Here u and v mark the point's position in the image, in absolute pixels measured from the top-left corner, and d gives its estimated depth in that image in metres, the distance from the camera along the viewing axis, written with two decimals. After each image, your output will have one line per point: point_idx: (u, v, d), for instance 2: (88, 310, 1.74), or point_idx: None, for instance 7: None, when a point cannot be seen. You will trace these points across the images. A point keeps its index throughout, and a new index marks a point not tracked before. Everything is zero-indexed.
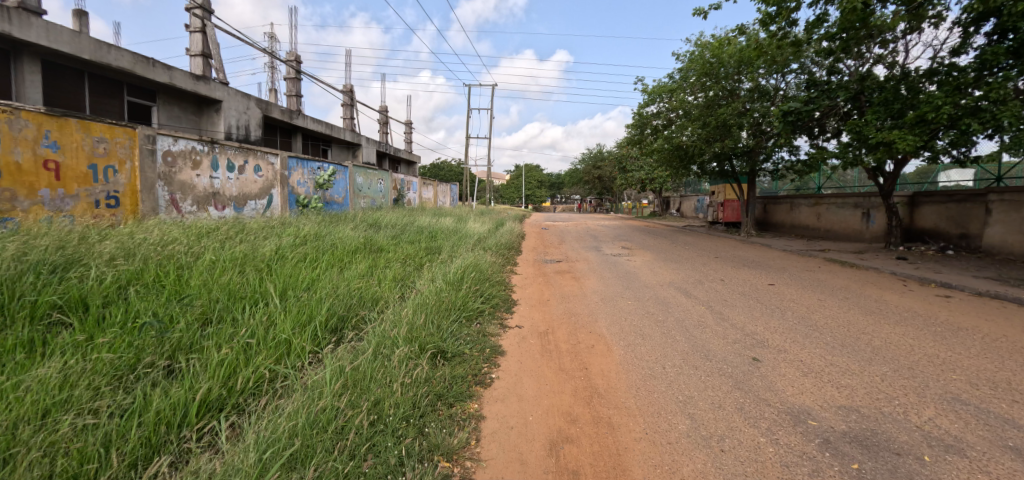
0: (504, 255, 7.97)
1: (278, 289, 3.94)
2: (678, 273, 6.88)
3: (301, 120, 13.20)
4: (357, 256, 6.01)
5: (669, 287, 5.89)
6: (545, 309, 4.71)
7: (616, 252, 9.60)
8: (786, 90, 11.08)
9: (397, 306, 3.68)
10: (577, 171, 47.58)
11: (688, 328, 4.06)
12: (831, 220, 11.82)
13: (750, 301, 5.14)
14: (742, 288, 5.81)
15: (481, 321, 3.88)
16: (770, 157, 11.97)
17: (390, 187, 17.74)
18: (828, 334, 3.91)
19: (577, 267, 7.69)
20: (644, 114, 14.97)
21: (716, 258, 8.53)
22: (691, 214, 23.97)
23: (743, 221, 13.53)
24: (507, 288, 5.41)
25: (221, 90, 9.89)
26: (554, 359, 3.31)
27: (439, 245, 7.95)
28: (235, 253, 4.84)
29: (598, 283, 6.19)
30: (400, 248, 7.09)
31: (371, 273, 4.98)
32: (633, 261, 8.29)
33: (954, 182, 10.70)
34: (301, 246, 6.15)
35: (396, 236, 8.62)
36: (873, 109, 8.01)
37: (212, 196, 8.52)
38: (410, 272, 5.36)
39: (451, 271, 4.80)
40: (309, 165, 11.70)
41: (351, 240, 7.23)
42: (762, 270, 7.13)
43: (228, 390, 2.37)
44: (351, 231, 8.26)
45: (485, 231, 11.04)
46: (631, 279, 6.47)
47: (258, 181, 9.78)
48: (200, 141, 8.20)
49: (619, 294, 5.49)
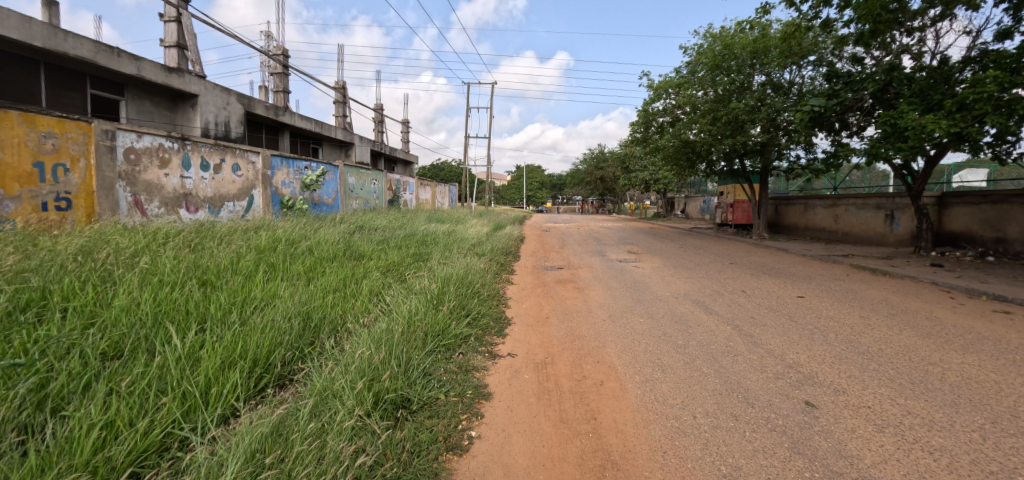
0: (500, 262, 7.24)
1: (215, 313, 3.26)
2: (693, 283, 6.16)
3: (288, 118, 12.56)
4: (331, 266, 5.31)
5: (685, 300, 5.18)
6: (543, 330, 4.02)
7: (621, 258, 8.87)
8: (801, 83, 10.38)
9: (358, 337, 3.00)
10: (579, 172, 46.76)
11: (716, 357, 3.34)
12: (850, 222, 11.11)
13: (781, 318, 4.42)
14: (769, 302, 5.08)
15: (465, 351, 3.19)
16: (783, 155, 11.26)
17: (385, 188, 17.04)
18: (888, 367, 3.20)
19: (580, 275, 6.97)
20: (650, 110, 14.23)
21: (732, 264, 7.80)
22: (697, 215, 23.21)
23: (755, 223, 12.80)
24: (500, 303, 4.70)
25: (197, 83, 9.26)
26: (553, 403, 2.61)
27: (428, 252, 7.23)
28: (180, 266, 4.15)
29: (604, 295, 5.46)
30: (383, 256, 6.37)
31: (340, 288, 4.29)
32: (641, 268, 7.58)
33: (975, 183, 10.07)
34: (268, 253, 5.44)
35: (383, 240, 7.93)
36: (906, 101, 7.26)
37: (182, 197, 7.85)
38: (388, 286, 4.66)
39: (433, 286, 4.11)
40: (295, 164, 11.02)
41: (330, 245, 6.51)
42: (786, 279, 6.41)
43: (89, 473, 1.69)
44: (333, 236, 7.57)
45: (481, 234, 10.32)
46: (641, 289, 5.74)
47: (237, 181, 9.09)
48: (169, 138, 7.51)
49: (629, 309, 4.78)
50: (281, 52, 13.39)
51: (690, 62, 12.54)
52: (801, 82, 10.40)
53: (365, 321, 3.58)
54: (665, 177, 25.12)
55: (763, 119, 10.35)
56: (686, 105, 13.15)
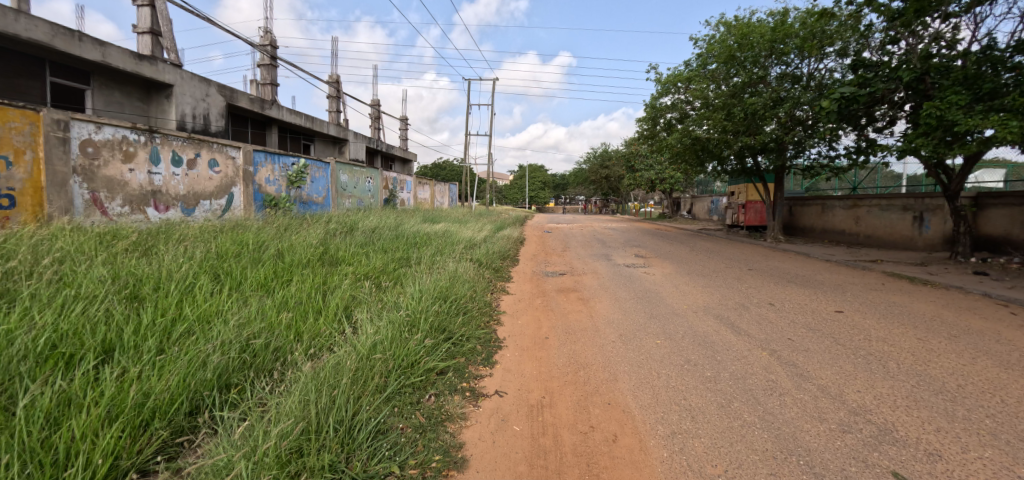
0: (496, 269, 6.54)
1: (127, 343, 2.61)
2: (711, 294, 5.46)
3: (276, 112, 11.94)
4: (298, 274, 4.65)
5: (707, 315, 4.49)
6: (540, 355, 3.33)
7: (628, 262, 8.16)
8: (822, 76, 9.65)
9: (297, 379, 2.33)
10: (582, 172, 45.98)
11: (758, 399, 2.67)
12: (872, 224, 10.40)
13: (824, 341, 3.73)
14: (804, 318, 4.39)
15: (438, 391, 2.51)
16: (801, 153, 10.52)
17: (380, 187, 16.38)
18: (980, 413, 2.51)
19: (584, 282, 6.26)
20: (657, 105, 13.49)
21: (751, 271, 7.09)
22: (704, 216, 22.47)
23: (769, 225, 12.07)
24: (490, 320, 4.00)
25: (172, 72, 8.63)
26: (550, 475, 1.91)
27: (415, 256, 6.54)
28: (107, 278, 3.49)
29: (612, 308, 4.76)
30: (364, 261, 5.68)
31: (300, 304, 3.63)
32: (651, 275, 6.88)
33: (988, 183, 9.59)
34: (228, 259, 4.77)
35: (368, 243, 7.28)
36: (952, 90, 6.47)
37: (150, 194, 7.19)
38: (359, 300, 3.99)
39: (409, 302, 3.43)
40: (280, 160, 10.36)
41: (304, 249, 5.84)
42: (816, 290, 5.72)
43: None
44: (313, 236, 6.91)
45: (478, 235, 9.64)
46: (654, 302, 5.04)
47: (214, 178, 8.41)
48: (134, 129, 6.84)
49: (642, 326, 4.09)
50: (269, 43, 12.73)
51: (701, 54, 11.80)
52: (823, 74, 9.67)
53: (318, 351, 2.92)
54: (671, 177, 24.36)
55: (782, 114, 9.60)
56: (696, 100, 12.42)
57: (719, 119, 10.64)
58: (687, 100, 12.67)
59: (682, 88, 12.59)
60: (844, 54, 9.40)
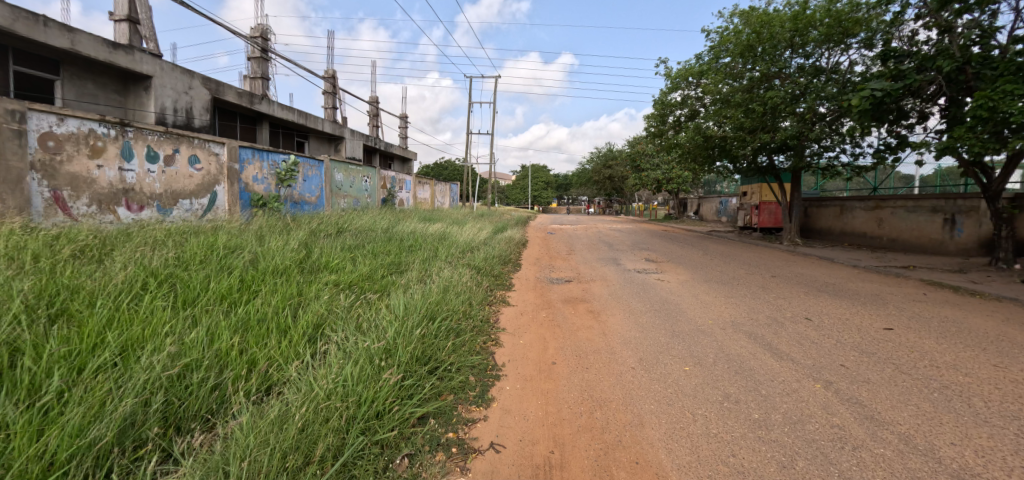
0: (496, 276, 5.94)
1: (17, 383, 2.04)
2: (737, 306, 4.85)
3: (266, 107, 11.41)
4: (269, 283, 4.09)
5: (738, 334, 3.89)
6: (546, 389, 2.74)
7: (640, 268, 7.54)
8: (846, 68, 9.01)
9: (222, 440, 1.75)
10: (585, 172, 45.31)
11: (829, 456, 2.08)
12: (897, 227, 9.79)
13: (884, 369, 3.14)
14: (851, 338, 3.80)
15: (414, 450, 1.92)
16: (822, 151, 9.88)
17: (378, 186, 15.80)
18: None
19: (592, 291, 5.65)
20: (667, 101, 12.86)
21: (775, 278, 6.46)
22: (713, 217, 21.83)
23: (785, 227, 11.43)
24: (487, 341, 3.41)
25: (151, 63, 8.10)
26: None
27: (406, 262, 5.94)
28: (27, 292, 2.93)
29: (627, 324, 4.17)
30: (348, 268, 5.09)
31: (262, 323, 3.08)
32: (666, 282, 6.28)
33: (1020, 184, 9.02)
34: (189, 267, 4.19)
35: (358, 246, 6.70)
36: (1003, 79, 5.83)
37: (122, 193, 6.64)
38: (334, 315, 3.42)
39: (389, 324, 2.84)
40: (269, 157, 9.79)
41: (283, 253, 5.26)
42: (854, 301, 5.11)
43: None
44: (297, 239, 6.33)
45: (478, 237, 9.05)
46: (673, 316, 4.44)
47: (195, 176, 7.86)
48: (103, 122, 6.29)
49: (665, 347, 3.50)
50: (260, 35, 12.15)
51: (715, 46, 11.14)
52: (847, 67, 9.03)
53: (266, 393, 2.33)
54: (678, 177, 23.69)
55: (803, 108, 8.98)
56: (710, 95, 11.77)
57: (737, 116, 9.87)
58: (699, 95, 12.03)
59: (694, 83, 11.95)
60: (871, 45, 8.76)
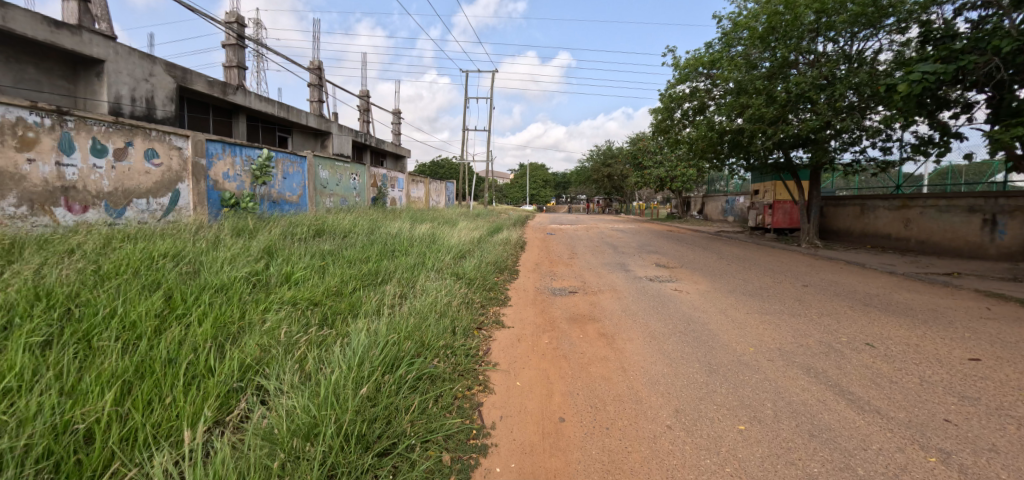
0: (490, 288, 5.12)
1: None
2: (778, 327, 4.05)
3: (242, 98, 10.64)
4: (205, 301, 3.35)
5: (792, 368, 3.09)
6: (553, 470, 1.92)
7: (651, 275, 6.72)
8: (878, 52, 8.19)
9: None
10: (585, 171, 44.41)
11: None
12: (927, 228, 9.02)
13: (1005, 427, 2.36)
14: (938, 376, 3.01)
15: None
16: (846, 146, 9.08)
17: (367, 184, 14.93)
18: None
19: (602, 305, 4.84)
20: (675, 94, 12.01)
21: (808, 288, 5.67)
22: (718, 218, 21.04)
23: (802, 229, 10.64)
24: (475, 388, 2.59)
25: (102, 46, 7.51)
26: None
27: (385, 271, 5.10)
28: None
29: (650, 354, 3.35)
30: (312, 281, 4.25)
31: (168, 368, 2.35)
32: (685, 293, 5.47)
33: None
34: (101, 284, 3.37)
35: (333, 252, 5.86)
36: None
37: (60, 191, 5.79)
38: (272, 347, 2.67)
39: (330, 380, 2.02)
40: (243, 152, 8.93)
41: (235, 262, 4.43)
42: (914, 320, 4.33)
43: None
44: (260, 244, 5.48)
45: (472, 240, 8.21)
46: (705, 341, 3.64)
47: (153, 172, 6.99)
48: (35, 110, 5.44)
49: (704, 392, 2.69)
50: (237, 21, 11.24)
51: (727, 33, 10.33)
52: (875, 56, 8.21)
53: None
54: (683, 175, 22.84)
55: (828, 98, 8.18)
56: (723, 86, 10.90)
57: (758, 104, 8.86)
58: (710, 87, 11.19)
59: (704, 74, 11.10)
60: (903, 32, 8.05)
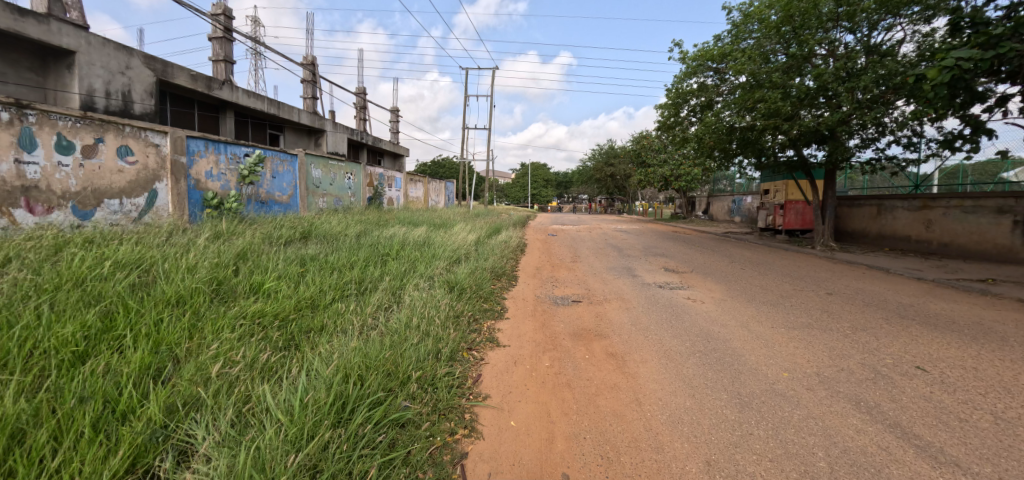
0: (485, 299, 4.65)
1: None
2: (810, 346, 3.57)
3: (228, 93, 10.37)
4: (150, 318, 2.93)
5: (839, 403, 2.61)
6: None
7: (660, 281, 6.24)
8: (903, 43, 7.69)
9: None
10: (586, 171, 43.84)
11: None
12: (951, 229, 8.51)
13: None
14: (1014, 413, 2.52)
15: None
16: (865, 142, 8.59)
17: (362, 184, 14.44)
18: None
19: (609, 317, 4.36)
20: (682, 89, 11.51)
21: (833, 297, 5.18)
22: (725, 218, 20.49)
23: (816, 230, 10.13)
24: (459, 434, 2.11)
25: (72, 35, 7.29)
26: None
27: (369, 279, 4.62)
28: None
29: (668, 381, 2.87)
30: (285, 291, 3.78)
31: (76, 411, 1.95)
32: (701, 303, 4.97)
33: None
34: (30, 298, 2.92)
35: (316, 257, 5.39)
36: None
37: (20, 191, 5.33)
38: (211, 380, 2.24)
39: (263, 446, 1.55)
40: (228, 150, 8.47)
41: (200, 269, 3.97)
42: (963, 337, 3.84)
43: None
44: (233, 248, 5.00)
45: (469, 243, 7.74)
46: (730, 364, 3.16)
47: (126, 171, 6.54)
48: None
49: (738, 436, 2.21)
50: (226, 13, 10.78)
51: (738, 25, 9.87)
52: (898, 46, 7.74)
53: None
54: (688, 174, 22.30)
55: (849, 91, 7.68)
56: (733, 81, 10.43)
57: (773, 98, 8.35)
58: (719, 82, 10.69)
59: (713, 68, 10.61)
60: (928, 20, 7.66)
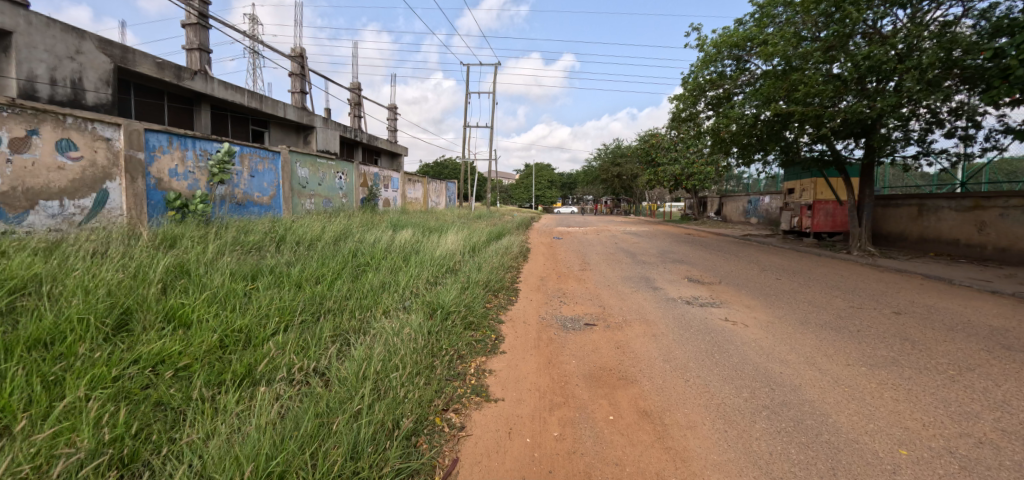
0: (476, 324, 3.74)
1: None
2: (914, 398, 2.61)
3: (201, 84, 9.94)
4: None
5: None
6: None
7: (687, 296, 5.27)
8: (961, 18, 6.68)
9: None
10: (592, 171, 42.88)
11: None
12: (1010, 232, 7.52)
13: None
14: None
15: None
16: (911, 134, 7.61)
17: (354, 185, 13.55)
18: None
19: (634, 350, 3.40)
20: (699, 80, 10.55)
21: (905, 319, 4.23)
22: (740, 220, 19.49)
23: (851, 233, 9.12)
24: None
25: (9, 14, 6.71)
26: None
27: (331, 299, 3.70)
28: None
29: (741, 469, 1.91)
30: (210, 320, 2.86)
31: None
32: (745, 328, 3.99)
33: None
34: None
35: (273, 269, 4.47)
36: None
37: None
38: None
39: None
40: (196, 145, 7.61)
41: (107, 286, 3.08)
42: None
43: None
44: (170, 258, 4.09)
45: (464, 250, 6.86)
46: (819, 434, 2.20)
47: (68, 169, 5.67)
48: None
49: None
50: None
51: (763, 6, 8.91)
52: (955, 23, 6.72)
53: None
54: (700, 173, 21.32)
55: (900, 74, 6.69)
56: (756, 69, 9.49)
57: (810, 86, 7.38)
58: (740, 71, 9.74)
59: (735, 55, 9.67)
60: None
